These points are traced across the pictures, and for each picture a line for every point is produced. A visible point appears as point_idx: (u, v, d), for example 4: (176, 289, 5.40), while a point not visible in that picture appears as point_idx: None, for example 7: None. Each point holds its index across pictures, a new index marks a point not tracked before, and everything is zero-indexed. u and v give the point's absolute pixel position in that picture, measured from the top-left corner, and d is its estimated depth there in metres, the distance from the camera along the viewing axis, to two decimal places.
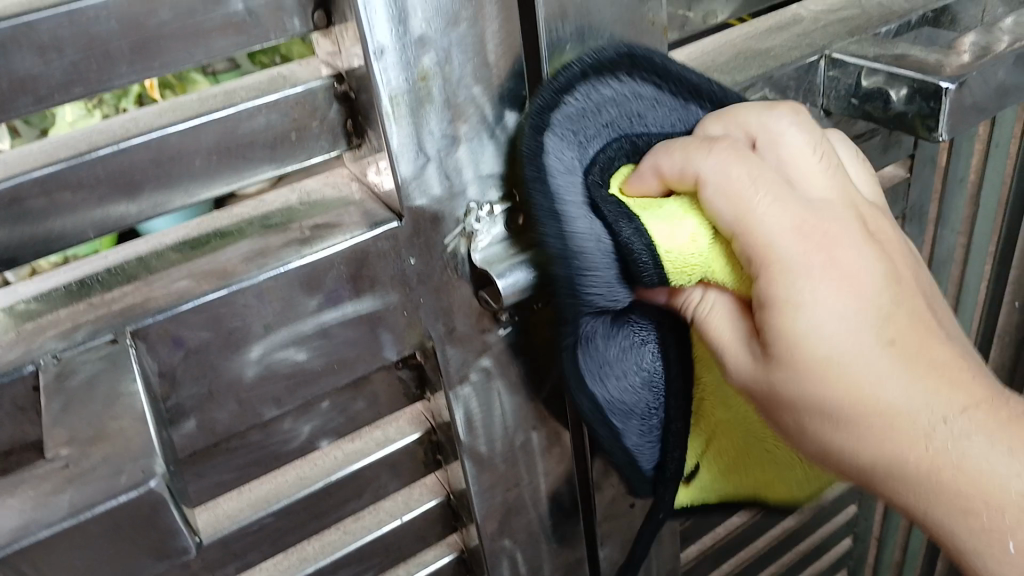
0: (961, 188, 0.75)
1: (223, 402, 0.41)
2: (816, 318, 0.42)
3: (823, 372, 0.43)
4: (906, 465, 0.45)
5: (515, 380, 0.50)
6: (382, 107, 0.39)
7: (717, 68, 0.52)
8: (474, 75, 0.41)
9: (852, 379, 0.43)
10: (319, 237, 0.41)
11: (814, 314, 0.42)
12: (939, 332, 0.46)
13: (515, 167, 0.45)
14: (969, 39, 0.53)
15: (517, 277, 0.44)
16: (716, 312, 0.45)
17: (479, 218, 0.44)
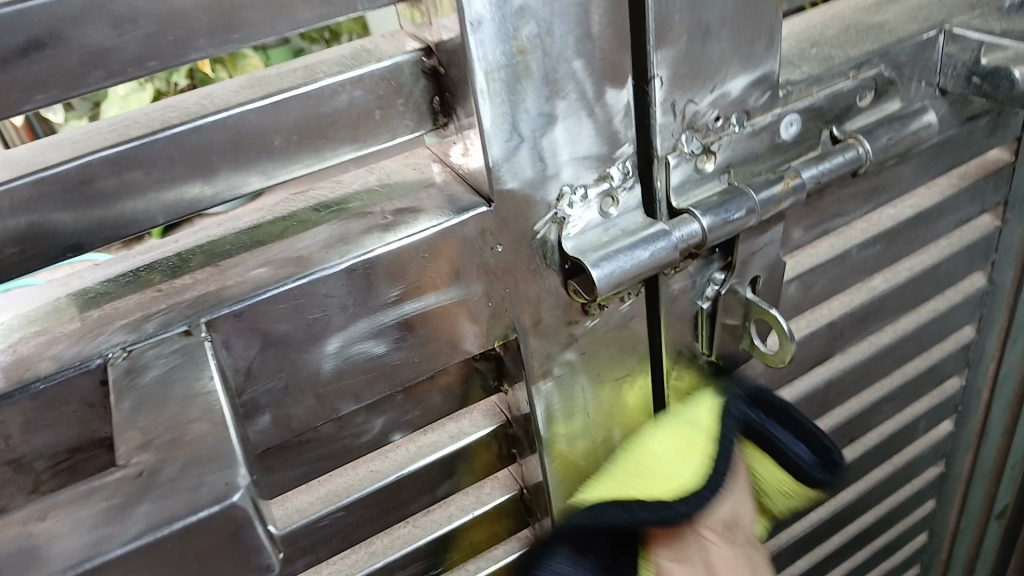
0: None
1: (299, 397, 0.38)
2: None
3: None
4: None
5: (600, 376, 0.47)
6: (475, 83, 0.36)
7: (826, 42, 0.48)
8: (575, 48, 0.37)
9: None
10: (401, 223, 0.39)
11: None
12: None
13: (612, 148, 0.41)
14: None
15: (612, 268, 0.40)
16: None
17: (572, 202, 0.41)
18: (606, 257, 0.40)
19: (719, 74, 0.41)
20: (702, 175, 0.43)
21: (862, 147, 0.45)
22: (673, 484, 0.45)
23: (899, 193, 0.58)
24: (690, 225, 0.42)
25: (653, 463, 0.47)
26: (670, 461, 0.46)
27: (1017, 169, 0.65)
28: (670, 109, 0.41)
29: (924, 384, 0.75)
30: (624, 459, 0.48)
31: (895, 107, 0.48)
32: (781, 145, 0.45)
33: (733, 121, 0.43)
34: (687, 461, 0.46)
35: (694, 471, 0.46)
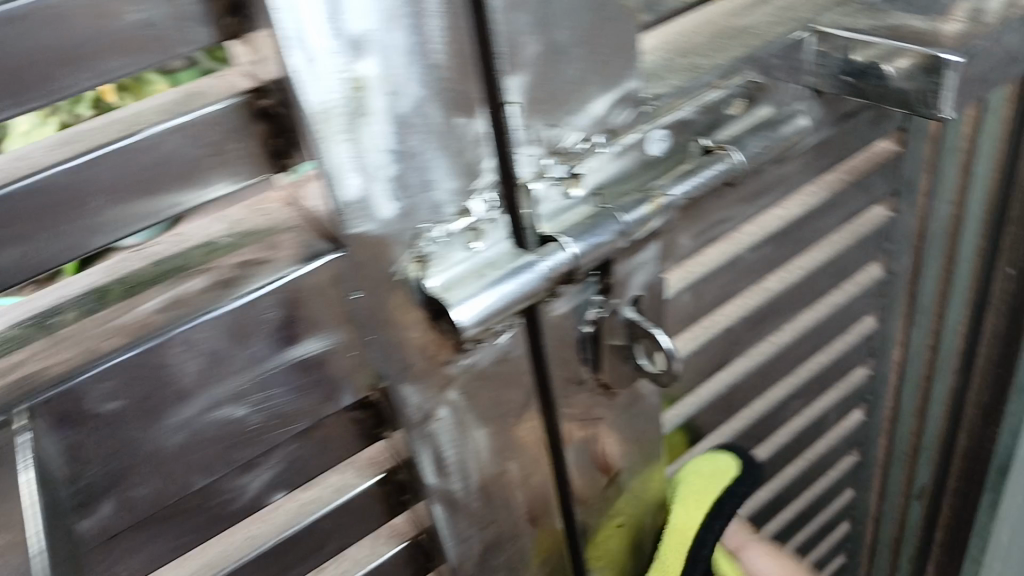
0: None
1: (142, 478, 0.36)
2: None
3: None
4: None
5: (487, 413, 0.45)
6: (311, 125, 0.32)
7: (695, 50, 0.46)
8: (417, 79, 0.35)
9: None
10: (244, 278, 0.36)
11: None
12: None
13: (468, 179, 0.39)
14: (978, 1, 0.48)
15: (477, 308, 0.37)
16: None
17: (433, 240, 0.38)
18: (473, 300, 0.37)
19: (578, 96, 0.40)
20: (569, 199, 0.41)
21: (731, 157, 0.44)
22: (725, 468, 0.61)
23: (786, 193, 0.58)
24: (558, 254, 0.39)
25: (694, 502, 0.59)
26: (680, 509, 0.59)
27: (903, 158, 0.66)
28: (530, 135, 0.39)
29: (828, 376, 0.76)
30: (685, 516, 0.58)
31: (768, 111, 0.47)
32: (650, 161, 0.43)
33: (598, 142, 0.41)
34: (718, 479, 0.61)
35: (723, 476, 0.61)
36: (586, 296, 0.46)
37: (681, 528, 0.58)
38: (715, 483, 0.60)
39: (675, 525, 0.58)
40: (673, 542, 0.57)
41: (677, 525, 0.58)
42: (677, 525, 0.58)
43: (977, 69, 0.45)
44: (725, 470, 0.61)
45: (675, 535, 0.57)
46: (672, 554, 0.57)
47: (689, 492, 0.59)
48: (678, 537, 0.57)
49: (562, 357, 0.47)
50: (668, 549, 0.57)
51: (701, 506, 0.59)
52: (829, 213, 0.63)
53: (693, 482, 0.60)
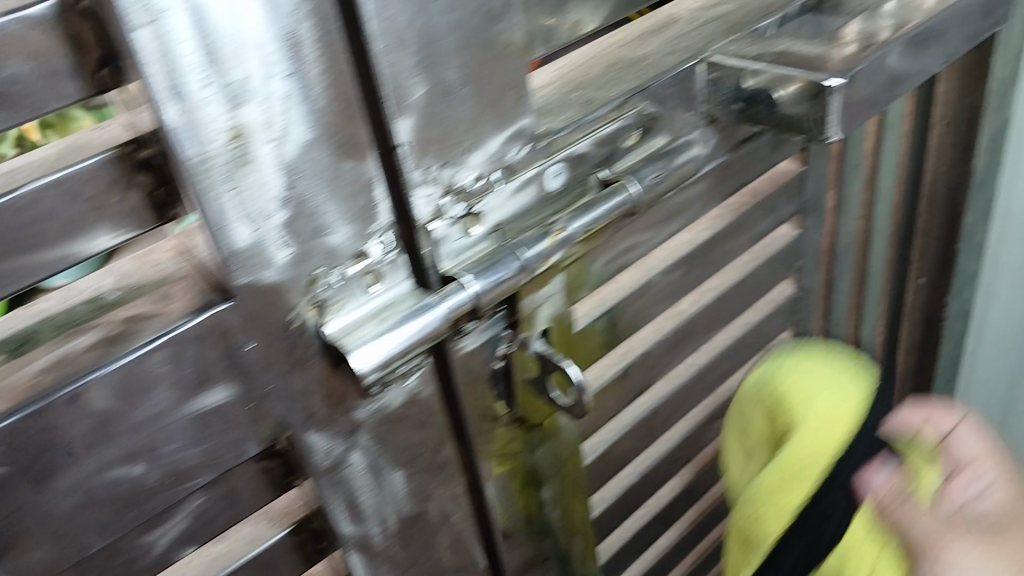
0: (858, 174, 0.73)
1: (34, 544, 0.35)
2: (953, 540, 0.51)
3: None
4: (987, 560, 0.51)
5: (401, 455, 0.45)
6: (189, 177, 0.32)
7: (590, 82, 0.47)
8: (303, 125, 0.34)
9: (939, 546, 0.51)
10: (132, 333, 0.35)
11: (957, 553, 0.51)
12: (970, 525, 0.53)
13: (361, 222, 0.37)
14: (862, 23, 0.49)
15: (375, 353, 0.37)
16: (962, 555, 0.51)
17: (329, 285, 0.37)
18: (370, 347, 0.37)
19: (471, 135, 0.40)
20: (470, 238, 0.41)
21: (630, 188, 0.44)
22: (853, 384, 0.60)
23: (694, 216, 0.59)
24: (459, 293, 0.39)
25: (812, 386, 0.59)
26: (813, 413, 0.57)
27: (806, 176, 0.68)
28: (425, 176, 0.39)
29: (749, 392, 0.78)
30: (814, 459, 0.56)
31: (663, 141, 0.48)
32: (550, 195, 0.43)
33: (495, 179, 0.41)
34: (843, 392, 0.59)
35: (853, 392, 0.59)
36: (496, 332, 0.45)
37: (801, 474, 0.56)
38: (836, 395, 0.58)
39: (787, 458, 0.56)
40: (822, 443, 0.56)
41: (802, 455, 0.56)
42: (806, 459, 0.56)
43: (866, 86, 0.45)
44: (857, 390, 0.60)
45: (786, 470, 0.57)
46: (799, 478, 0.56)
47: (810, 451, 0.56)
48: (815, 442, 0.56)
49: (474, 394, 0.47)
50: (800, 455, 0.56)
51: (835, 413, 0.57)
52: (736, 235, 0.65)
53: (794, 376, 0.61)
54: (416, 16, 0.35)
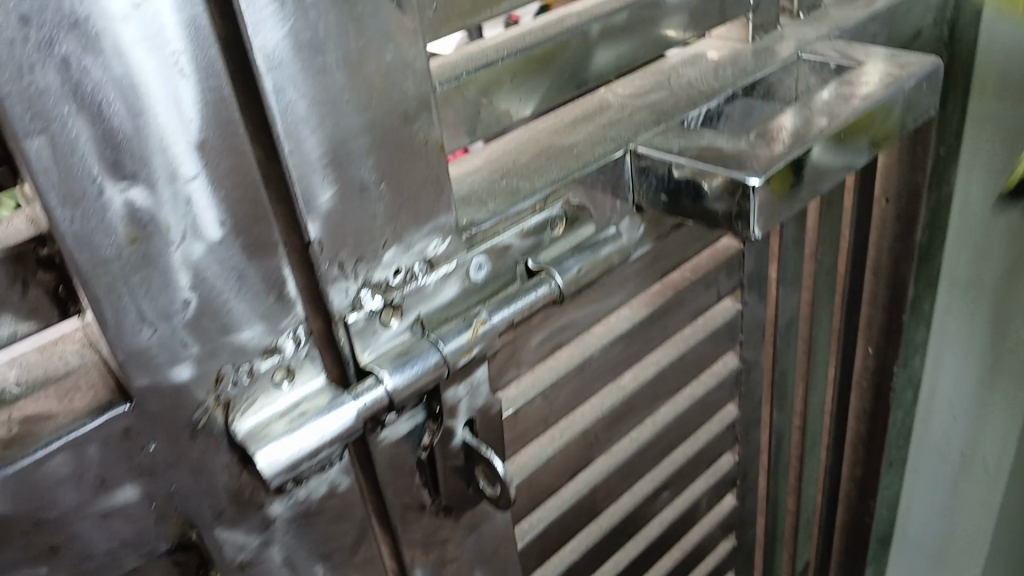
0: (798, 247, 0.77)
1: None
2: None
3: None
4: None
5: (320, 549, 0.44)
6: (84, 281, 0.31)
7: (517, 171, 0.48)
8: (210, 225, 0.34)
9: None
10: (29, 434, 0.34)
11: None
12: None
13: (272, 319, 0.37)
14: (788, 117, 0.50)
15: (280, 454, 0.36)
16: None
17: (237, 383, 0.37)
18: (277, 447, 0.36)
19: (390, 229, 0.39)
20: (387, 332, 0.41)
21: (552, 280, 0.45)
22: None
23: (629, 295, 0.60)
24: (373, 390, 0.39)
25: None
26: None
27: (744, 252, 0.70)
28: (340, 272, 0.38)
29: (696, 465, 0.78)
30: None
31: (588, 231, 0.49)
32: (473, 286, 0.43)
33: (416, 272, 0.41)
34: None
35: None
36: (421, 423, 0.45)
37: None
38: None
39: None
40: None
41: None
42: None
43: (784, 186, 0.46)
44: None
45: None
46: None
47: None
48: None
49: (397, 485, 0.46)
50: None
51: None
52: (676, 310, 0.66)
53: None
54: (325, 119, 0.36)
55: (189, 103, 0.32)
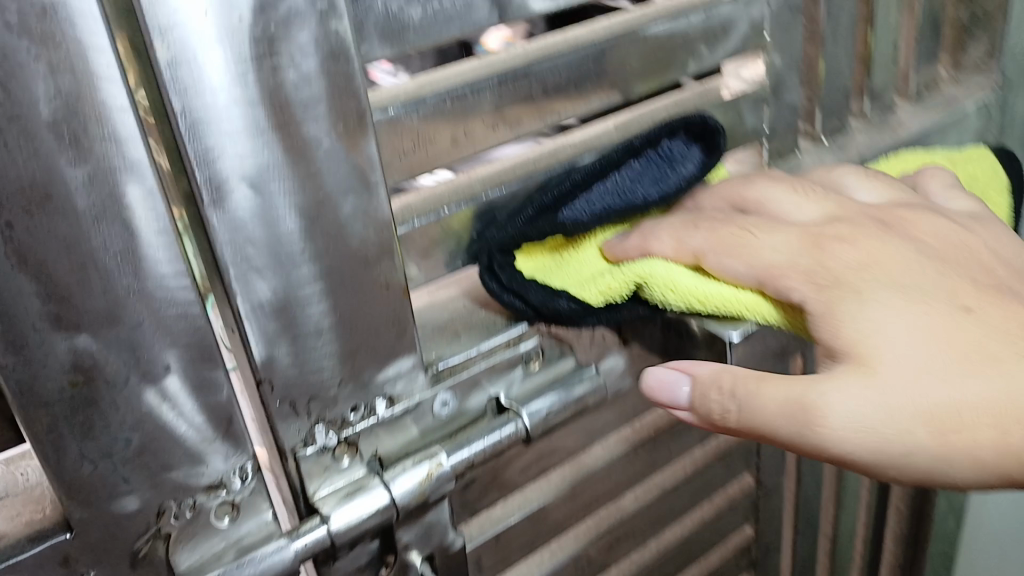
0: None
1: None
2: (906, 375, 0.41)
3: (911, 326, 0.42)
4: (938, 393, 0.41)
5: None
6: (24, 423, 0.32)
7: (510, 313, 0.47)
8: (156, 370, 0.34)
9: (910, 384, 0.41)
10: None
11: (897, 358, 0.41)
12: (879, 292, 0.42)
13: (218, 456, 0.37)
14: None
15: None
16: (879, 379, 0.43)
17: (178, 516, 0.37)
18: None
19: (349, 369, 0.40)
20: (339, 468, 0.41)
21: (519, 418, 0.44)
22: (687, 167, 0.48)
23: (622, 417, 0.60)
24: (315, 530, 0.39)
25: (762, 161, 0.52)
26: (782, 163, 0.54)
27: None
28: (292, 410, 0.39)
29: None
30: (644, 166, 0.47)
31: (569, 364, 0.48)
32: (437, 421, 0.44)
33: (374, 409, 0.41)
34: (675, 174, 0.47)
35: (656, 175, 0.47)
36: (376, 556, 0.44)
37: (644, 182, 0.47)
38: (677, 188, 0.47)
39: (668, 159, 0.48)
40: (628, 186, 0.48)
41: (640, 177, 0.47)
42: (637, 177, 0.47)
43: (752, 345, 0.47)
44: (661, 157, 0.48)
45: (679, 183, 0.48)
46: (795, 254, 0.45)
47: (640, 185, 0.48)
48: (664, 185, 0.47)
49: None
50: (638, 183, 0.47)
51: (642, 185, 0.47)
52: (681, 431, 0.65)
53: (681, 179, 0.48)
54: (285, 266, 0.35)
55: (144, 262, 0.32)
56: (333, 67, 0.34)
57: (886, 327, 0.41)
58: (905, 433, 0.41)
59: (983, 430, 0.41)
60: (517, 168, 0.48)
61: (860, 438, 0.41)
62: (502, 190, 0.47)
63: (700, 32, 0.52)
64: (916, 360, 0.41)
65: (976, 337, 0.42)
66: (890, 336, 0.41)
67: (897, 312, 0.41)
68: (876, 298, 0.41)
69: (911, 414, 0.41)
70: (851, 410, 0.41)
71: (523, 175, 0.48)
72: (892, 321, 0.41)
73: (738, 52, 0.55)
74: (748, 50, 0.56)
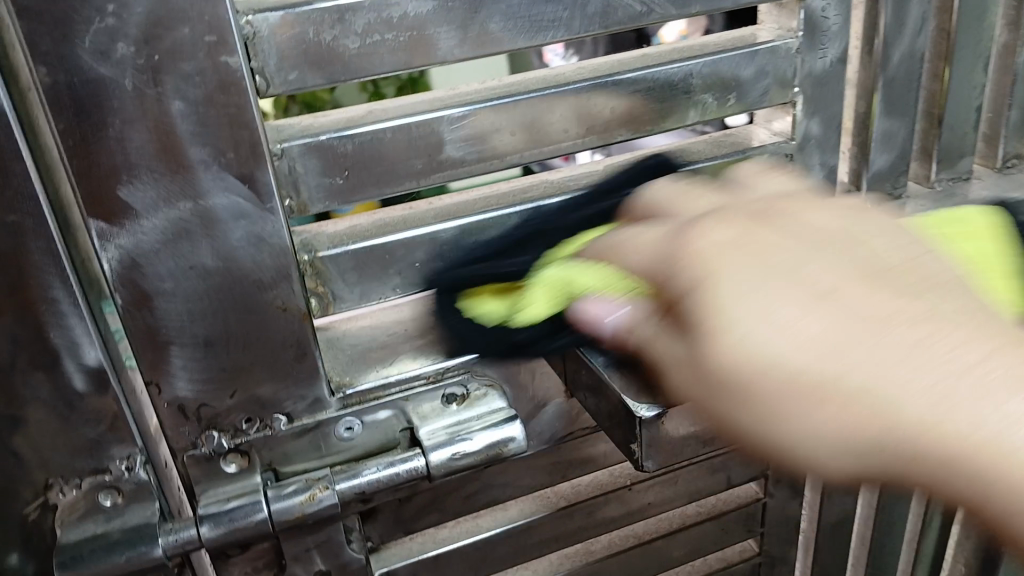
0: None
1: None
2: (766, 307, 0.33)
3: (770, 261, 0.34)
4: (836, 329, 0.32)
5: None
6: None
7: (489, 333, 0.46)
8: (39, 360, 0.37)
9: (787, 314, 0.33)
10: None
11: (752, 294, 0.33)
12: (764, 244, 0.35)
13: (102, 448, 0.40)
14: None
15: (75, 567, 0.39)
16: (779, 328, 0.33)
17: (63, 491, 0.40)
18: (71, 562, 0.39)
19: (242, 382, 0.41)
20: (230, 474, 0.42)
21: (419, 458, 0.43)
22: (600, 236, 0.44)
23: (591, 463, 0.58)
24: (186, 529, 0.40)
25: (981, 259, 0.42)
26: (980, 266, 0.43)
27: None
28: (180, 412, 0.40)
29: None
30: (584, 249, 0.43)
31: (501, 404, 0.46)
32: (338, 445, 0.44)
33: (269, 423, 0.42)
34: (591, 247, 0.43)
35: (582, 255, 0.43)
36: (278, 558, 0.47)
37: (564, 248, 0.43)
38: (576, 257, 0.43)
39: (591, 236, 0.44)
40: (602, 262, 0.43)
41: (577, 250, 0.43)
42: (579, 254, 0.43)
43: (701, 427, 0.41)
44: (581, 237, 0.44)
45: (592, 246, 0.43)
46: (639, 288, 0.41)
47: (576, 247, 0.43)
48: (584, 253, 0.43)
49: None
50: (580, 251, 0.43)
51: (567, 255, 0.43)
52: (666, 487, 0.62)
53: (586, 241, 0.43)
54: (171, 279, 0.37)
55: (27, 265, 0.35)
56: (221, 98, 0.35)
57: (726, 305, 0.33)
58: (750, 404, 0.34)
59: (854, 409, 0.32)
60: (479, 201, 0.46)
61: (715, 368, 0.33)
62: (454, 225, 0.44)
63: (709, 80, 0.49)
64: (792, 320, 0.33)
65: (854, 320, 0.32)
66: (734, 303, 0.33)
67: (743, 278, 0.34)
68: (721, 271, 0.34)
69: (768, 396, 0.33)
70: (692, 380, 0.35)
71: (480, 211, 0.45)
72: (740, 297, 0.33)
73: (759, 104, 0.51)
74: (774, 103, 0.52)
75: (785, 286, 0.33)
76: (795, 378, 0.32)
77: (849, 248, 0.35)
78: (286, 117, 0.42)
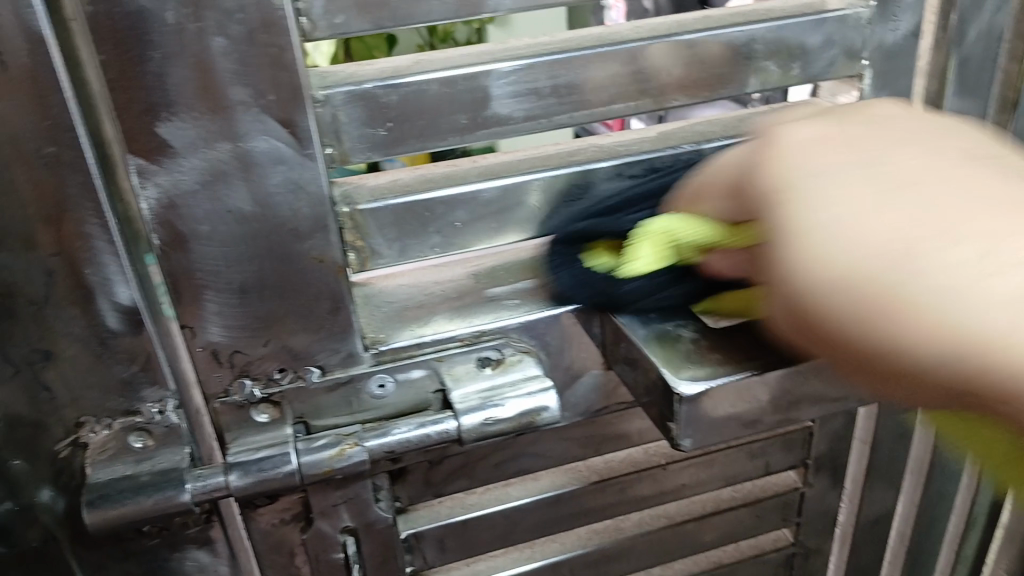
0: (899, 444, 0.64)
1: None
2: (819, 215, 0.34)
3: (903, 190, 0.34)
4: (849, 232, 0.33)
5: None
6: None
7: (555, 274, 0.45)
8: (75, 296, 0.37)
9: (822, 218, 0.34)
10: None
11: (822, 208, 0.34)
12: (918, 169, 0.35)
13: (133, 389, 0.40)
14: None
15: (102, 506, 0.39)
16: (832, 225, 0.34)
17: (95, 431, 0.40)
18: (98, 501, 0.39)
19: (276, 331, 0.40)
20: (260, 424, 0.42)
21: (449, 421, 0.42)
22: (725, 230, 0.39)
23: (626, 438, 0.57)
24: (214, 475, 0.40)
25: None
26: None
27: (814, 433, 0.62)
28: (213, 358, 0.40)
29: None
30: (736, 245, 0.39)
31: (537, 372, 0.44)
32: (369, 402, 0.43)
33: (300, 375, 0.42)
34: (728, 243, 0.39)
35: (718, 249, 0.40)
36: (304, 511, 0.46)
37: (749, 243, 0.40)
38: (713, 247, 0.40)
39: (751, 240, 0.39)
40: None
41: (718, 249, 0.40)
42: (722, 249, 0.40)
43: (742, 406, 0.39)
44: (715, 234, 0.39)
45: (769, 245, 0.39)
46: None
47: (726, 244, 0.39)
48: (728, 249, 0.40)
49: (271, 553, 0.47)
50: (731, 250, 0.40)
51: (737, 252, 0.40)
52: (701, 469, 0.61)
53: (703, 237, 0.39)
54: (208, 221, 0.37)
55: (65, 201, 0.35)
56: (264, 37, 0.34)
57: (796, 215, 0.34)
58: (874, 312, 0.32)
59: (919, 306, 0.31)
60: (526, 160, 0.44)
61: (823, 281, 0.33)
62: (495, 186, 0.42)
63: (771, 46, 0.47)
64: (851, 226, 0.33)
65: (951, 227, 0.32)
66: (817, 214, 0.34)
67: (857, 191, 0.34)
68: (820, 171, 0.35)
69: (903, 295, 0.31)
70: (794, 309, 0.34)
71: (532, 170, 0.43)
72: (829, 201, 0.34)
73: (824, 75, 0.49)
74: (839, 75, 0.49)
75: (837, 187, 0.34)
76: (848, 277, 0.32)
77: (890, 168, 0.35)
78: (332, 65, 0.41)
